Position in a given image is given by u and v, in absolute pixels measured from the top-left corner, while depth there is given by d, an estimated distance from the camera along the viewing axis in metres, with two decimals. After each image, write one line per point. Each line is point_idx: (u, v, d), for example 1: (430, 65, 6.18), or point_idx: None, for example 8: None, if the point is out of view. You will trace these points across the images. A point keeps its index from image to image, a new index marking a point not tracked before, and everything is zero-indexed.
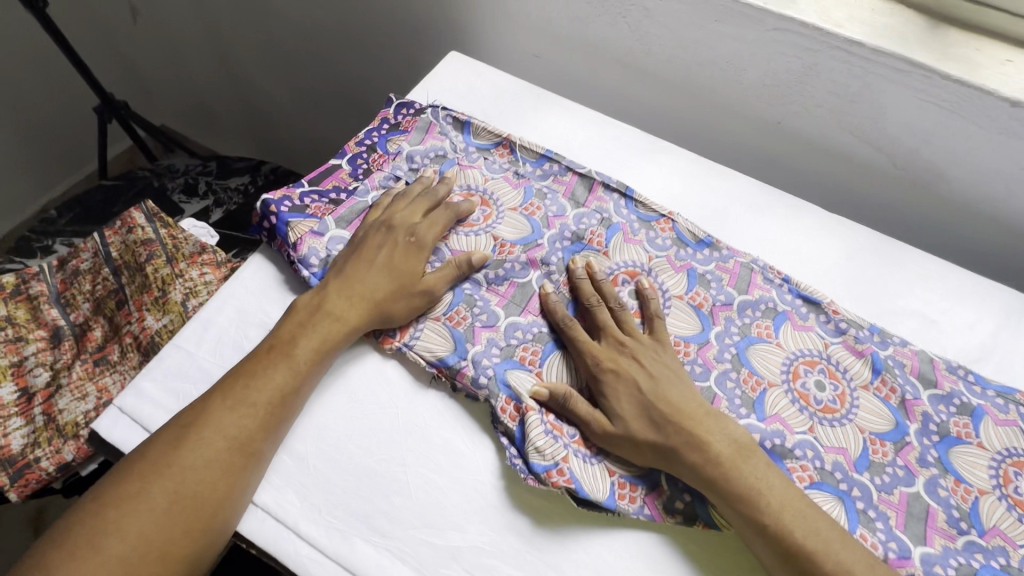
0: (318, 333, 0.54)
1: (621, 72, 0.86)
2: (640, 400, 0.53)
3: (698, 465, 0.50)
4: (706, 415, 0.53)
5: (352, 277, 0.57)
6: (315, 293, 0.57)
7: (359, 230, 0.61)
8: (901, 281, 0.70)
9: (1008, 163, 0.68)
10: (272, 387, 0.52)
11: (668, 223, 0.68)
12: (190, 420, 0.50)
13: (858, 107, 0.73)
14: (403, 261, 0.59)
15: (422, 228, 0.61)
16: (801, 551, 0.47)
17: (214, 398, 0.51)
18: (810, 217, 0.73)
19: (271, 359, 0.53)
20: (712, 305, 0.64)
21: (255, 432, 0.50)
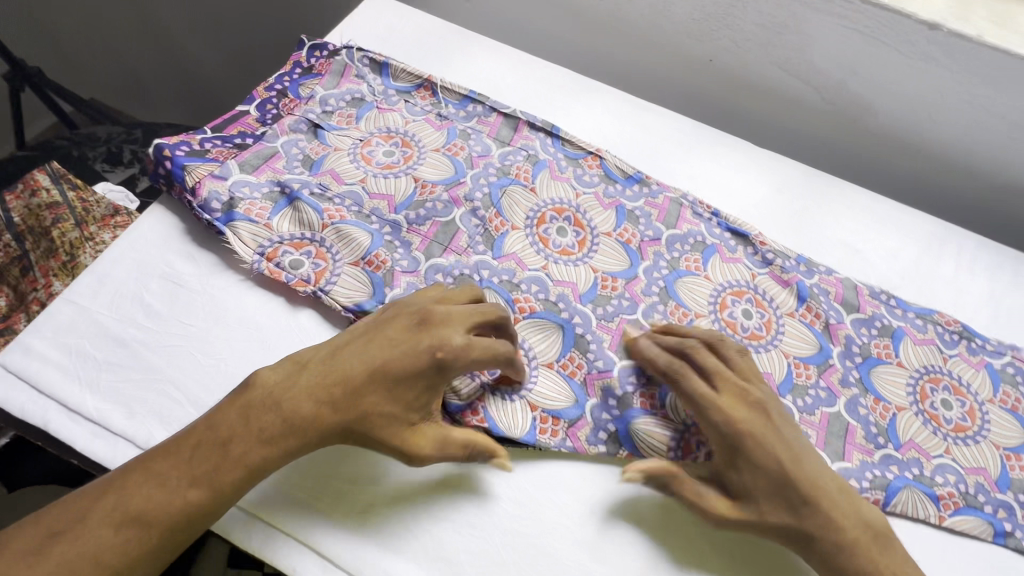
0: (252, 440, 0.44)
1: (552, 13, 0.84)
2: (784, 471, 0.45)
3: (827, 554, 0.44)
4: (841, 495, 0.46)
5: (336, 373, 0.46)
6: (285, 375, 0.46)
7: (392, 311, 0.49)
8: (829, 213, 0.70)
9: (929, 90, 0.69)
10: (172, 508, 0.41)
11: (595, 160, 0.67)
12: (63, 526, 0.40)
13: (785, 39, 0.72)
14: (406, 378, 0.45)
15: (453, 345, 0.46)
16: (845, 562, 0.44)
17: (101, 499, 0.41)
18: (741, 153, 0.73)
19: (186, 467, 0.42)
20: (641, 240, 0.63)
21: (140, 560, 0.41)
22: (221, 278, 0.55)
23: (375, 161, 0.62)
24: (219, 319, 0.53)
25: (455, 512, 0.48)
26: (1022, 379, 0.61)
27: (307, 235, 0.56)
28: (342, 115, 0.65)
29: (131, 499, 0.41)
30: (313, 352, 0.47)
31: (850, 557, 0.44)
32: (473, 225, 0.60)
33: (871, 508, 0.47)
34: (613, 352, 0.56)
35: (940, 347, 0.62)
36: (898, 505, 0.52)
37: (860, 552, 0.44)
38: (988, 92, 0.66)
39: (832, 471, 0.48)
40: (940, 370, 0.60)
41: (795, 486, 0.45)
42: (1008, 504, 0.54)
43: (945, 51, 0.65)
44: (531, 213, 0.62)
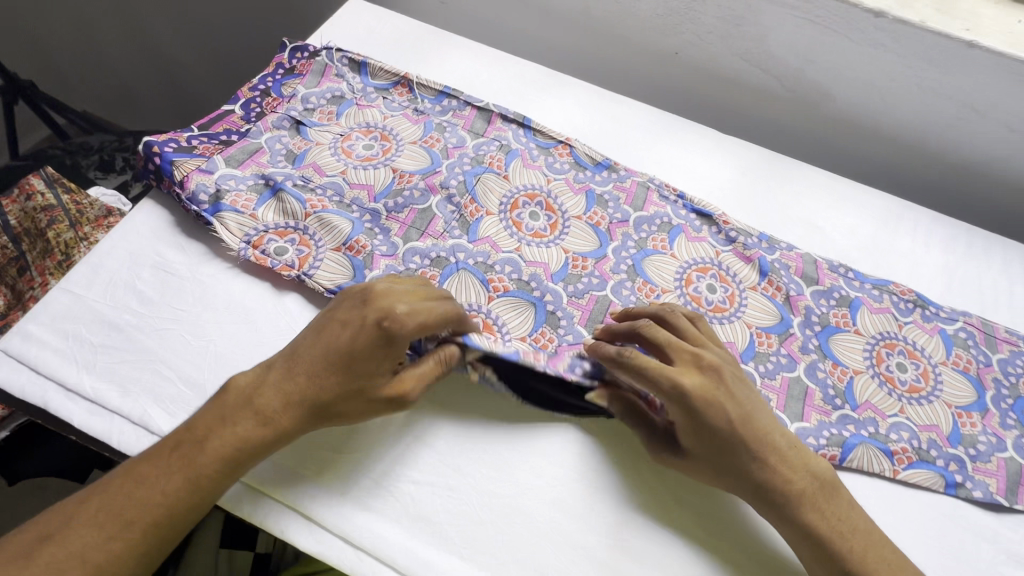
0: (228, 436, 0.45)
1: (525, 12, 0.87)
2: (734, 430, 0.48)
3: (779, 505, 0.48)
4: (792, 450, 0.49)
5: (299, 364, 0.47)
6: (256, 373, 0.47)
7: (340, 297, 0.49)
8: (790, 193, 0.74)
9: (880, 75, 0.73)
10: (155, 504, 0.43)
11: (566, 148, 0.71)
12: (52, 528, 0.42)
13: (744, 31, 0.76)
14: (362, 355, 0.45)
15: (400, 315, 0.45)
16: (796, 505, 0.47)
17: (88, 500, 0.43)
18: (706, 139, 0.76)
19: (166, 466, 0.44)
20: (609, 223, 0.66)
21: (126, 557, 0.42)
22: (209, 266, 0.58)
23: (355, 154, 0.66)
24: (208, 304, 0.55)
25: (434, 476, 0.51)
26: (973, 343, 0.64)
27: (291, 224, 0.59)
28: (323, 112, 0.69)
29: (116, 499, 0.43)
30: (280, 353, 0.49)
31: (801, 507, 0.47)
32: (449, 211, 0.63)
33: (825, 469, 0.49)
34: (583, 326, 0.59)
35: (896, 315, 0.65)
36: (853, 460, 0.55)
37: (812, 503, 0.47)
38: (935, 74, 0.70)
39: (785, 430, 0.50)
40: (895, 336, 0.64)
41: (745, 445, 0.48)
42: (959, 458, 0.57)
43: (892, 37, 0.68)
44: (504, 199, 0.65)
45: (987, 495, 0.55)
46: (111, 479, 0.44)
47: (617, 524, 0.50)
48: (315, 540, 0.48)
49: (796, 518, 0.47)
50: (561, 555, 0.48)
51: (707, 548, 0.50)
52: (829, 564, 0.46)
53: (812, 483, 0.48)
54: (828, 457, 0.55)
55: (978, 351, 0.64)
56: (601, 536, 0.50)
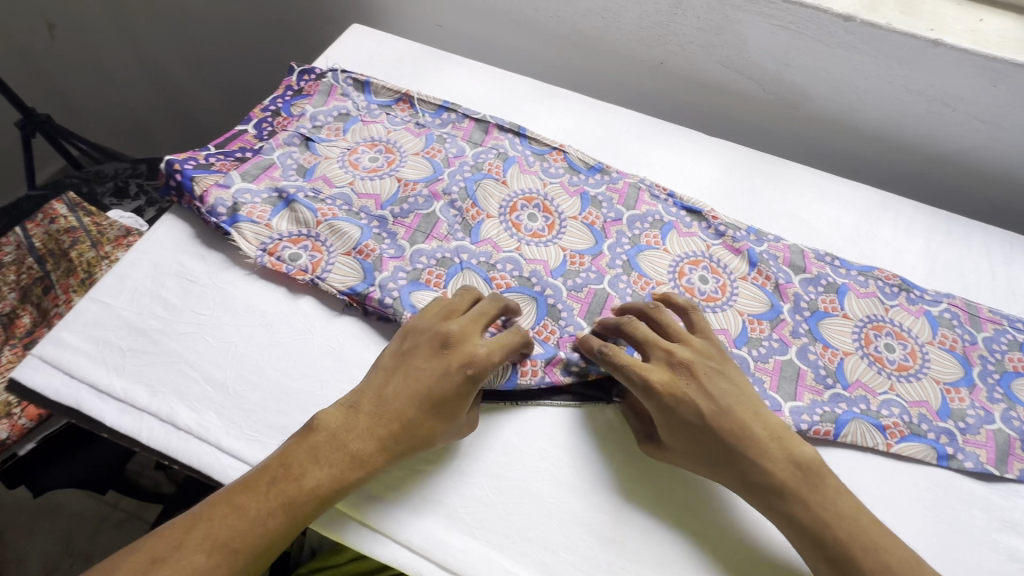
0: (326, 474, 0.47)
1: (516, 31, 0.93)
2: (703, 424, 0.50)
3: (758, 491, 0.49)
4: (772, 441, 0.50)
5: (391, 407, 0.50)
6: (345, 416, 0.50)
7: (414, 336, 0.53)
8: (775, 189, 0.77)
9: (854, 75, 0.77)
10: (259, 535, 0.45)
11: (560, 154, 0.75)
12: (162, 552, 0.43)
13: (723, 39, 0.81)
14: (451, 397, 0.50)
15: (484, 359, 0.50)
16: (776, 492, 0.49)
17: (194, 526, 0.45)
18: (693, 142, 0.81)
19: (268, 499, 0.46)
20: (604, 221, 0.70)
21: None
22: (228, 273, 0.61)
23: (361, 166, 0.70)
24: (228, 307, 0.59)
25: (442, 460, 0.53)
26: (957, 322, 0.67)
27: (304, 231, 0.63)
28: (331, 129, 0.73)
29: (219, 526, 0.44)
30: (358, 391, 0.51)
31: (781, 498, 0.49)
32: (452, 215, 0.67)
33: (810, 456, 0.50)
34: (582, 317, 0.62)
35: (882, 299, 0.68)
36: (847, 435, 0.57)
37: (792, 493, 0.48)
38: (905, 72, 0.74)
39: (768, 421, 0.52)
40: (882, 318, 0.66)
41: (715, 436, 0.50)
42: (949, 431, 0.59)
43: (863, 39, 0.73)
44: (503, 203, 0.69)
45: (977, 465, 0.57)
46: (210, 505, 0.46)
47: (620, 502, 0.53)
48: (336, 522, 0.51)
49: (779, 505, 0.49)
50: (569, 533, 0.51)
51: (700, 527, 0.52)
52: (818, 551, 0.47)
53: (796, 477, 0.49)
54: (822, 432, 0.57)
55: (962, 330, 0.66)
56: (603, 513, 0.52)
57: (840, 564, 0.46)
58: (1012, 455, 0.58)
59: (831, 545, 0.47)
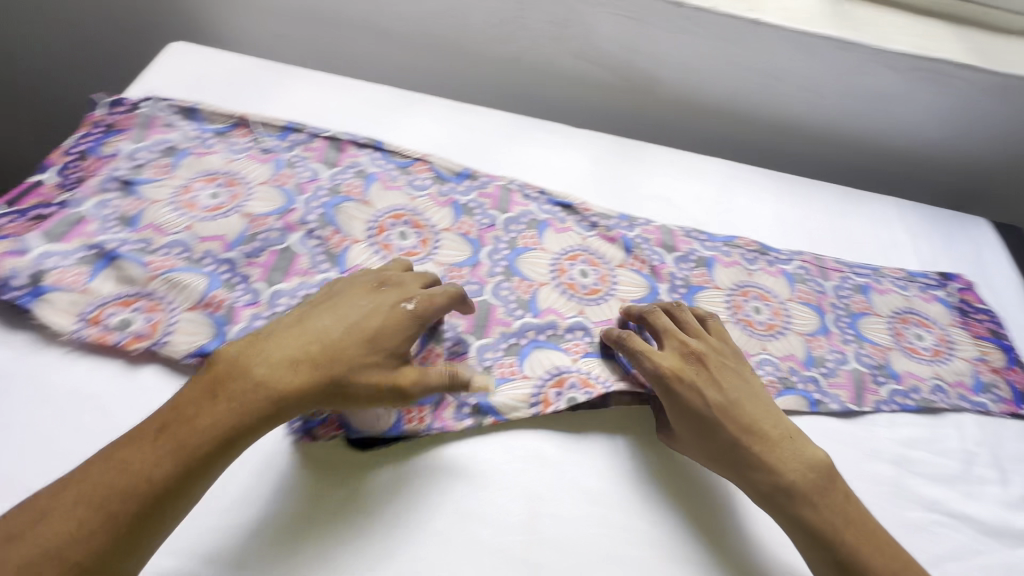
0: (223, 407, 0.44)
1: (365, 37, 0.88)
2: (709, 405, 0.53)
3: (766, 488, 0.51)
4: (784, 442, 0.53)
5: (311, 335, 0.48)
6: (247, 345, 0.47)
7: (348, 282, 0.54)
8: (641, 174, 0.80)
9: (693, 57, 0.82)
10: (138, 486, 0.41)
11: (425, 165, 0.72)
12: (31, 520, 0.39)
13: (572, 31, 0.82)
14: (384, 329, 0.49)
15: (422, 299, 0.52)
16: (785, 491, 0.51)
17: (70, 485, 0.40)
18: (559, 136, 0.81)
19: (155, 441, 0.43)
20: (479, 229, 0.68)
21: (114, 538, 0.39)
22: (40, 356, 0.51)
23: (200, 206, 0.62)
24: (46, 397, 0.49)
25: (338, 520, 0.48)
26: (809, 276, 0.74)
27: (135, 290, 0.55)
28: (156, 166, 0.64)
29: (100, 478, 0.41)
30: (275, 325, 0.49)
31: (791, 497, 0.51)
32: (312, 246, 0.61)
33: (821, 458, 0.53)
34: (468, 334, 0.60)
35: (745, 265, 0.73)
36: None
37: (802, 493, 0.50)
38: (735, 51, 0.80)
39: (781, 422, 0.54)
40: (748, 284, 0.71)
41: (723, 428, 0.52)
42: (814, 378, 0.65)
43: (694, 22, 0.78)
44: (369, 225, 0.65)
45: (840, 405, 0.63)
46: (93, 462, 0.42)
47: (537, 517, 0.50)
48: None
49: (787, 506, 0.51)
50: (479, 564, 0.47)
51: (616, 525, 0.51)
52: (826, 552, 0.49)
53: (806, 476, 0.51)
54: None
55: (814, 282, 0.73)
56: (515, 533, 0.49)
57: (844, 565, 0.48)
58: (866, 389, 0.65)
59: (837, 546, 0.49)
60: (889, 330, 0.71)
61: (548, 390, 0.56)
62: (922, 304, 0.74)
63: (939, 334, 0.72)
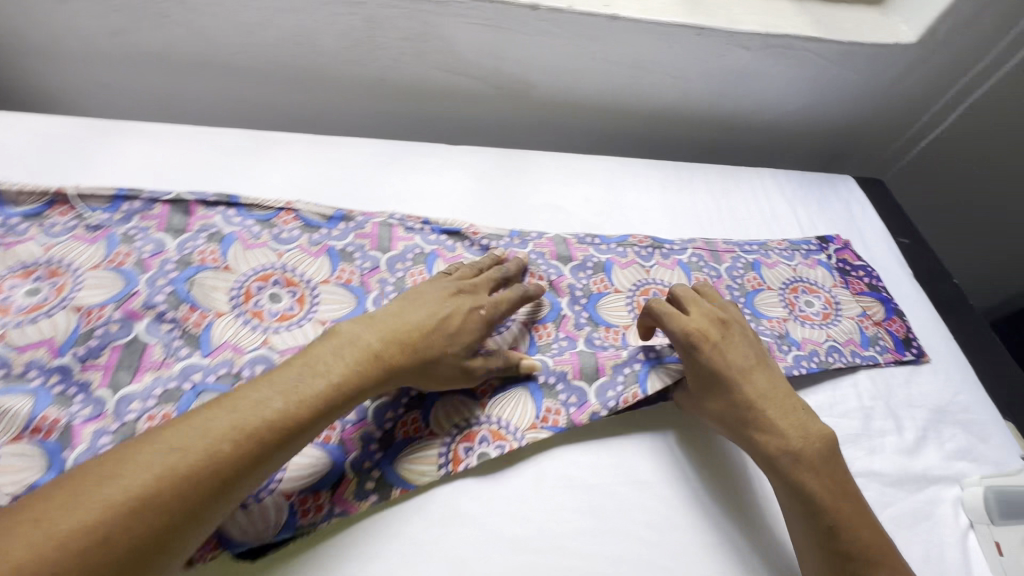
0: (346, 368, 0.46)
1: (206, 74, 0.80)
2: (733, 361, 0.55)
3: (772, 452, 0.52)
4: (795, 410, 0.54)
5: (412, 328, 0.51)
6: (364, 325, 0.50)
7: (431, 285, 0.57)
8: (527, 184, 0.78)
9: (560, 57, 0.80)
10: (270, 424, 0.41)
11: (290, 214, 0.65)
12: (185, 437, 0.39)
13: (431, 44, 0.77)
14: (470, 329, 0.54)
15: (499, 304, 0.57)
16: (792, 454, 0.52)
17: (219, 411, 0.41)
18: (437, 157, 0.77)
19: (283, 387, 0.43)
20: (361, 274, 0.63)
21: (254, 469, 0.40)
22: None
23: (14, 309, 0.52)
24: None
25: None
26: (703, 263, 0.75)
27: None
28: None
29: (247, 408, 0.41)
30: (380, 315, 0.52)
31: (794, 461, 0.52)
32: (165, 331, 0.54)
33: (828, 432, 0.54)
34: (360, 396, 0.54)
35: (641, 263, 0.73)
36: (654, 388, 0.58)
37: (805, 460, 0.52)
38: (599, 47, 0.79)
39: (795, 396, 0.56)
40: (647, 281, 0.71)
41: (743, 391, 0.54)
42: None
43: (553, 24, 0.75)
44: (232, 294, 0.58)
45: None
46: (235, 392, 0.43)
47: None
48: None
49: (789, 470, 0.52)
50: None
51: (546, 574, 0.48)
52: (815, 520, 0.50)
53: (811, 446, 0.52)
54: (631, 397, 0.57)
55: (708, 268, 0.74)
56: None
57: (837, 532, 0.49)
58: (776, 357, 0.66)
59: (829, 514, 0.50)
60: (782, 302, 0.73)
61: (457, 447, 0.53)
62: (808, 271, 0.77)
63: (826, 297, 0.75)
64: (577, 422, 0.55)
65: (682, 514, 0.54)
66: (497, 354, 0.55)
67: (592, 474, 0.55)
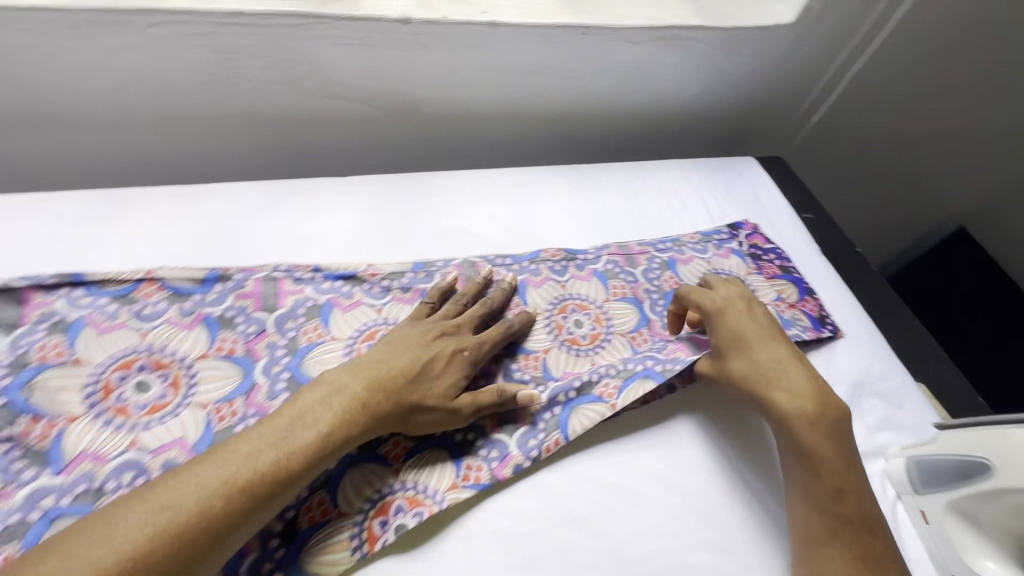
0: (333, 419, 0.47)
1: (42, 130, 0.69)
2: (753, 333, 0.60)
3: (788, 415, 0.54)
4: (812, 379, 0.57)
5: (403, 371, 0.52)
6: (355, 369, 0.51)
7: (425, 322, 0.57)
8: (427, 211, 0.73)
9: (445, 70, 0.75)
10: (257, 479, 0.42)
11: (153, 284, 0.57)
12: (172, 495, 0.39)
13: (300, 71, 0.70)
14: (455, 368, 0.54)
15: (483, 341, 0.57)
16: (806, 414, 0.54)
17: (205, 466, 0.42)
18: (325, 193, 0.71)
19: (270, 441, 0.44)
20: (246, 342, 0.56)
21: (238, 523, 0.41)
22: None
23: None
24: None
25: None
26: (619, 268, 0.73)
27: None
28: None
29: (231, 464, 0.42)
30: (369, 359, 0.53)
31: (808, 422, 0.54)
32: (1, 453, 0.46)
33: (841, 404, 0.56)
34: None
35: (556, 279, 0.69)
36: (576, 431, 0.55)
37: (821, 421, 0.54)
38: (484, 56, 0.75)
39: (812, 368, 0.58)
40: (564, 298, 0.68)
41: (762, 355, 0.58)
42: (649, 356, 0.62)
43: (429, 36, 0.70)
44: (86, 391, 0.50)
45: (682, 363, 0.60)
46: (221, 446, 0.44)
47: None
48: None
49: (801, 432, 0.54)
50: None
51: None
52: (822, 480, 0.52)
53: (824, 412, 0.55)
54: (553, 446, 0.55)
55: (625, 274, 0.72)
56: None
57: (841, 493, 0.51)
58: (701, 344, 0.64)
59: (835, 476, 0.52)
60: None
61: (371, 523, 0.48)
62: (721, 261, 0.77)
63: None
64: (500, 477, 0.52)
65: (621, 547, 0.52)
66: (488, 389, 0.54)
67: (527, 521, 0.51)
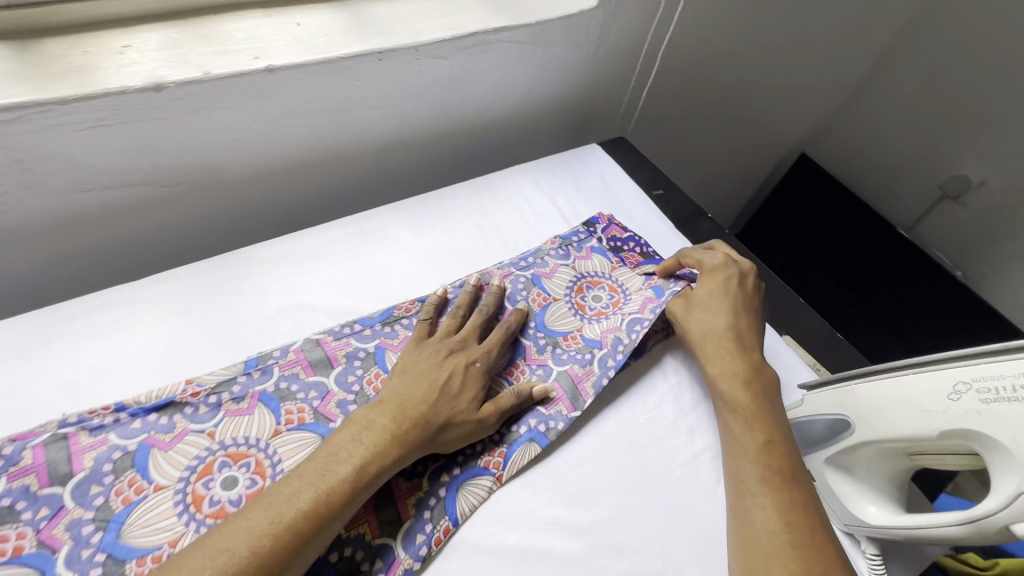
0: (366, 451, 0.48)
1: None
2: (734, 293, 0.66)
3: (724, 378, 0.59)
4: (754, 351, 0.62)
5: (424, 397, 0.53)
6: (384, 401, 0.52)
7: (433, 343, 0.58)
8: (252, 294, 0.64)
9: (232, 129, 0.65)
10: (302, 517, 0.43)
11: None
12: (228, 539, 0.40)
13: (42, 170, 0.57)
14: (472, 384, 0.56)
15: (490, 353, 0.59)
16: (744, 381, 0.59)
17: (254, 511, 0.42)
18: (118, 306, 0.59)
19: (309, 479, 0.45)
20: (36, 533, 0.45)
21: (290, 561, 0.42)
22: None
23: None
24: None
25: None
26: None
27: None
28: None
29: (278, 505, 0.43)
30: (394, 389, 0.53)
31: (743, 382, 0.59)
32: None
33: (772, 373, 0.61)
34: None
35: None
36: (464, 512, 0.53)
37: (753, 382, 0.59)
38: (274, 105, 0.65)
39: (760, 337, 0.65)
40: None
41: (742, 312, 0.65)
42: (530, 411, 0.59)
43: (195, 97, 0.59)
44: None
45: (564, 421, 0.59)
46: (268, 490, 0.44)
47: None
48: None
49: (730, 399, 0.58)
50: None
51: None
52: (754, 434, 0.55)
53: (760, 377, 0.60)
54: (443, 536, 0.51)
55: None
56: None
57: (768, 445, 0.54)
58: (580, 382, 0.62)
59: (767, 429, 0.55)
60: (572, 309, 0.69)
61: None
62: (585, 264, 0.75)
63: (611, 285, 0.73)
64: None
65: None
66: (507, 392, 0.58)
67: None
